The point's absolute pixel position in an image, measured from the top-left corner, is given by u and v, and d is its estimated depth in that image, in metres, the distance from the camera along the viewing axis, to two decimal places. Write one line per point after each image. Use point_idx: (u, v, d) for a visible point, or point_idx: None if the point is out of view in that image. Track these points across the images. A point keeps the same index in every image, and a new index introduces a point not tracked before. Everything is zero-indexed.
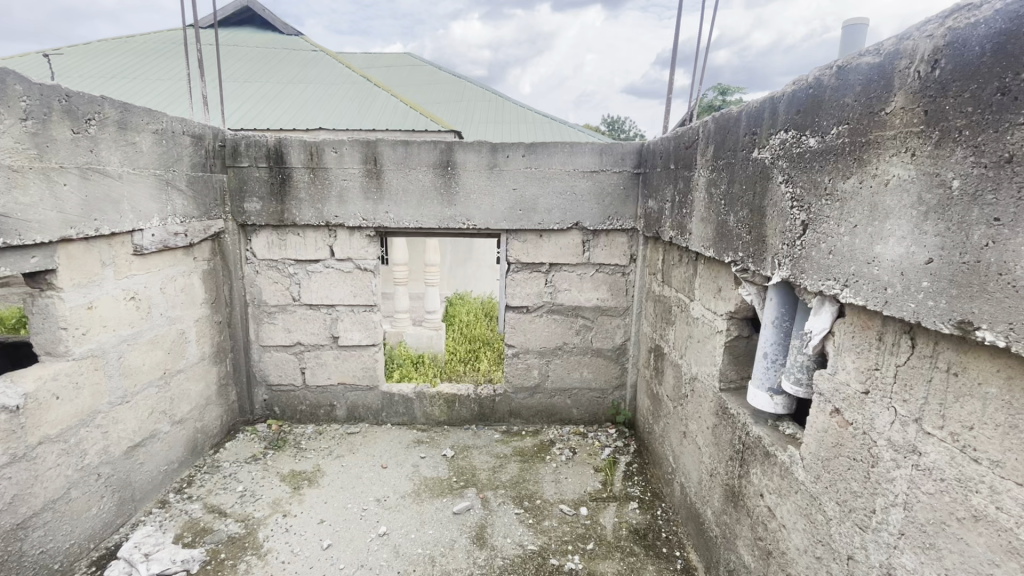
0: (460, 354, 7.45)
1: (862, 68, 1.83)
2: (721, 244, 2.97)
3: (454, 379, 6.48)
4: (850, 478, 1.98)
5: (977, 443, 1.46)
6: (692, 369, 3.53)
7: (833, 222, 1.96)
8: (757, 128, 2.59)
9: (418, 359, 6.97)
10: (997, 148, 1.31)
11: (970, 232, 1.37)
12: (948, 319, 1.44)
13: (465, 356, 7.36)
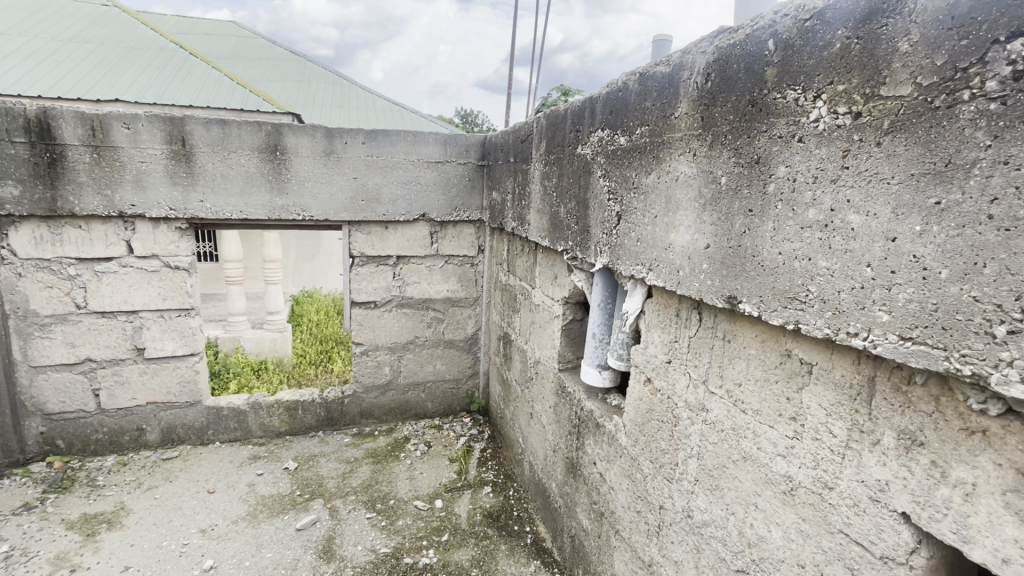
0: (310, 356, 6.88)
1: (656, 76, 2.07)
2: (555, 234, 3.16)
3: (305, 383, 5.96)
4: (660, 438, 2.26)
5: (744, 396, 1.76)
6: (535, 353, 3.72)
7: (640, 213, 2.20)
8: (580, 126, 2.80)
9: (261, 366, 6.23)
10: (750, 150, 1.57)
11: (734, 221, 1.63)
12: (720, 294, 1.70)
13: (317, 358, 6.82)
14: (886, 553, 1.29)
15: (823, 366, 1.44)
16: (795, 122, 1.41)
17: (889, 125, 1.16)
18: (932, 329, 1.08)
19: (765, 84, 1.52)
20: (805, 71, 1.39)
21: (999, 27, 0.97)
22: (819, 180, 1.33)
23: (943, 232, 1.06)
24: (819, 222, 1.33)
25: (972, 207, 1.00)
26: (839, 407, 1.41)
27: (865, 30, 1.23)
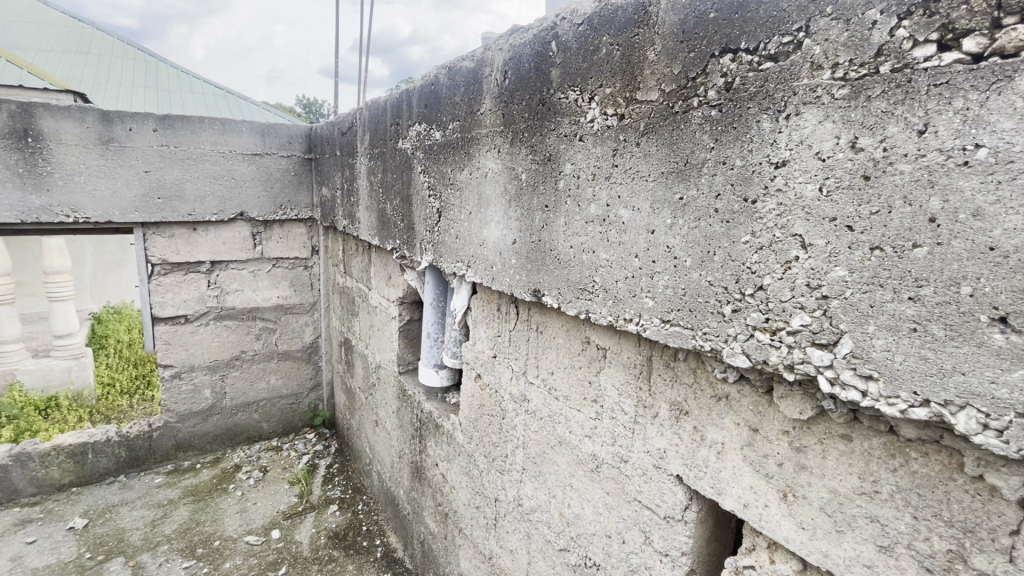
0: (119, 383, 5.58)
1: (463, 71, 2.07)
2: (384, 232, 3.02)
3: (117, 421, 4.87)
4: (491, 432, 2.29)
5: (555, 384, 1.85)
6: (376, 357, 3.54)
7: (457, 209, 2.18)
8: (399, 119, 2.71)
9: (50, 402, 4.84)
10: (543, 148, 1.64)
11: (534, 217, 1.69)
12: (527, 287, 1.75)
13: (129, 387, 5.57)
14: (668, 513, 1.44)
15: (614, 350, 1.56)
16: (576, 122, 1.50)
17: (644, 127, 1.27)
18: (682, 312, 1.20)
19: (551, 84, 1.59)
20: (581, 74, 1.47)
21: (714, 42, 1.10)
22: (598, 177, 1.43)
23: (686, 225, 1.18)
24: (599, 217, 1.43)
25: (704, 202, 1.13)
26: (627, 386, 1.53)
27: (622, 38, 1.33)
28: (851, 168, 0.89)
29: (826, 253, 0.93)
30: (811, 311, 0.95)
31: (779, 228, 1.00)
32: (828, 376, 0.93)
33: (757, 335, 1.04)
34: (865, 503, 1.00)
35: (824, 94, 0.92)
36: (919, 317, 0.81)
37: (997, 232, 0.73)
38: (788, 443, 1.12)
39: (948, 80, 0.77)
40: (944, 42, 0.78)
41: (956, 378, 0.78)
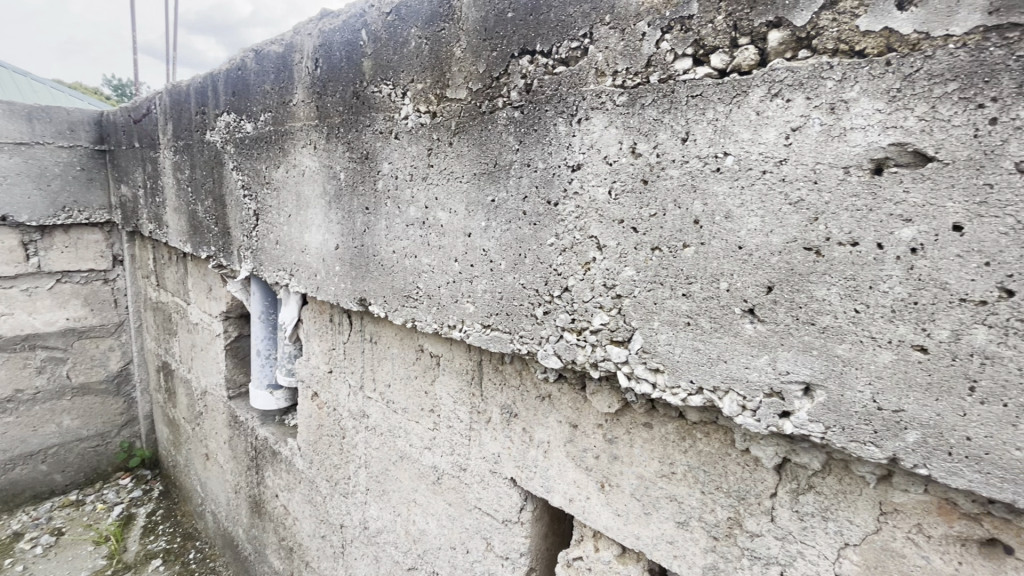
0: None
1: (272, 56, 1.84)
2: (196, 238, 2.61)
3: None
4: (332, 453, 2.11)
5: (393, 396, 1.74)
6: (200, 382, 3.06)
7: (274, 211, 1.95)
8: (205, 107, 2.34)
9: None
10: (360, 145, 1.51)
11: (355, 219, 1.56)
12: (352, 297, 1.61)
13: None
14: (506, 516, 1.43)
15: (446, 357, 1.51)
16: (390, 119, 1.40)
17: (455, 126, 1.23)
18: (501, 316, 1.18)
19: (363, 76, 1.47)
20: (393, 67, 1.37)
21: (513, 42, 1.09)
22: (415, 177, 1.35)
23: (498, 228, 1.16)
24: (418, 219, 1.35)
25: (513, 204, 1.12)
26: (461, 393, 1.49)
27: (429, 32, 1.26)
28: (633, 172, 0.93)
29: (617, 254, 0.96)
30: (608, 310, 0.99)
31: (578, 230, 1.02)
32: (625, 371, 0.97)
33: (566, 335, 1.06)
34: (666, 484, 1.07)
35: (607, 100, 0.95)
36: (691, 312, 0.88)
37: (743, 232, 0.81)
38: (602, 435, 1.17)
39: (702, 92, 0.83)
40: (698, 57, 0.84)
41: (721, 366, 0.85)
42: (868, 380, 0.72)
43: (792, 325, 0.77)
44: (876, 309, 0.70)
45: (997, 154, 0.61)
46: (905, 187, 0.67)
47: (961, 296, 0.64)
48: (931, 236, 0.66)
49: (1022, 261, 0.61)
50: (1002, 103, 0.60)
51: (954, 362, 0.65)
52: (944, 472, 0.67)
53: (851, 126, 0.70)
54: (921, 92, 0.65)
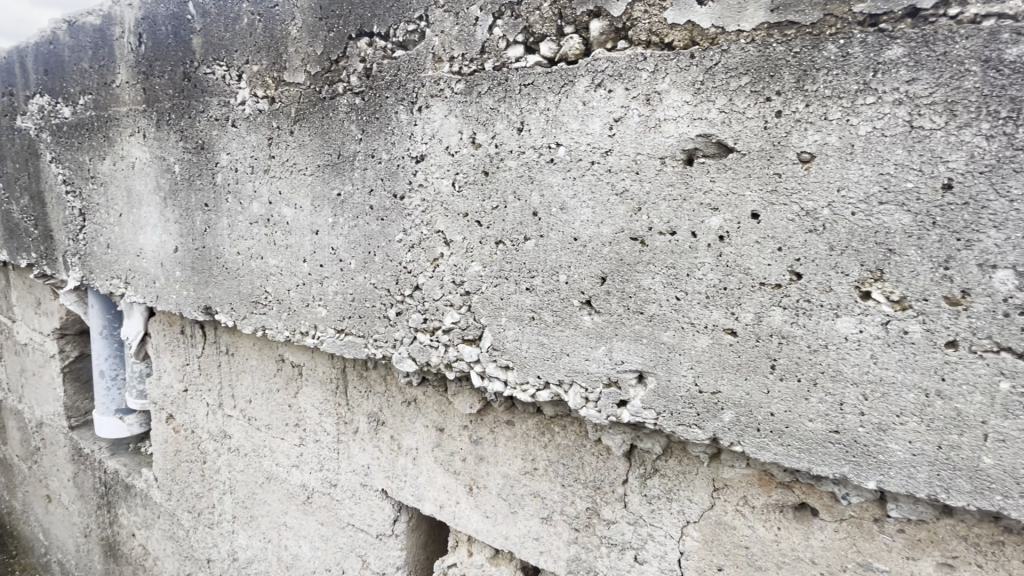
0: None
1: (88, 29, 1.58)
2: (13, 244, 2.19)
3: None
4: (192, 481, 1.88)
5: (255, 412, 1.58)
6: (33, 412, 2.60)
7: (103, 210, 1.68)
8: (12, 87, 1.97)
9: None
10: (194, 134, 1.33)
11: (194, 218, 1.38)
12: (197, 305, 1.43)
13: None
14: (379, 531, 1.35)
15: (308, 367, 1.39)
16: (226, 104, 1.25)
17: (295, 113, 1.12)
18: (353, 320, 1.09)
19: (194, 56, 1.30)
20: (225, 45, 1.22)
21: (349, 23, 1.01)
22: (256, 170, 1.21)
23: (345, 224, 1.07)
24: (262, 217, 1.22)
25: (359, 198, 1.04)
26: (326, 404, 1.38)
27: (262, 8, 1.14)
28: (473, 164, 0.89)
29: (463, 249, 0.92)
30: (458, 308, 0.94)
31: (425, 225, 0.96)
32: (477, 370, 0.94)
33: (419, 336, 1.00)
34: (529, 481, 1.06)
35: (445, 88, 0.90)
36: (535, 306, 0.86)
37: (576, 223, 0.80)
38: (468, 437, 1.13)
39: (533, 81, 0.81)
40: (528, 45, 0.82)
41: (563, 360, 0.84)
42: (690, 365, 0.74)
43: (624, 315, 0.78)
44: (693, 295, 0.73)
45: (783, 145, 0.65)
46: (712, 177, 0.69)
47: (760, 280, 0.68)
48: (734, 224, 0.69)
49: (806, 246, 0.65)
50: (784, 96, 0.64)
51: (758, 342, 0.69)
52: (754, 448, 0.71)
53: (665, 117, 0.71)
54: (721, 85, 0.67)
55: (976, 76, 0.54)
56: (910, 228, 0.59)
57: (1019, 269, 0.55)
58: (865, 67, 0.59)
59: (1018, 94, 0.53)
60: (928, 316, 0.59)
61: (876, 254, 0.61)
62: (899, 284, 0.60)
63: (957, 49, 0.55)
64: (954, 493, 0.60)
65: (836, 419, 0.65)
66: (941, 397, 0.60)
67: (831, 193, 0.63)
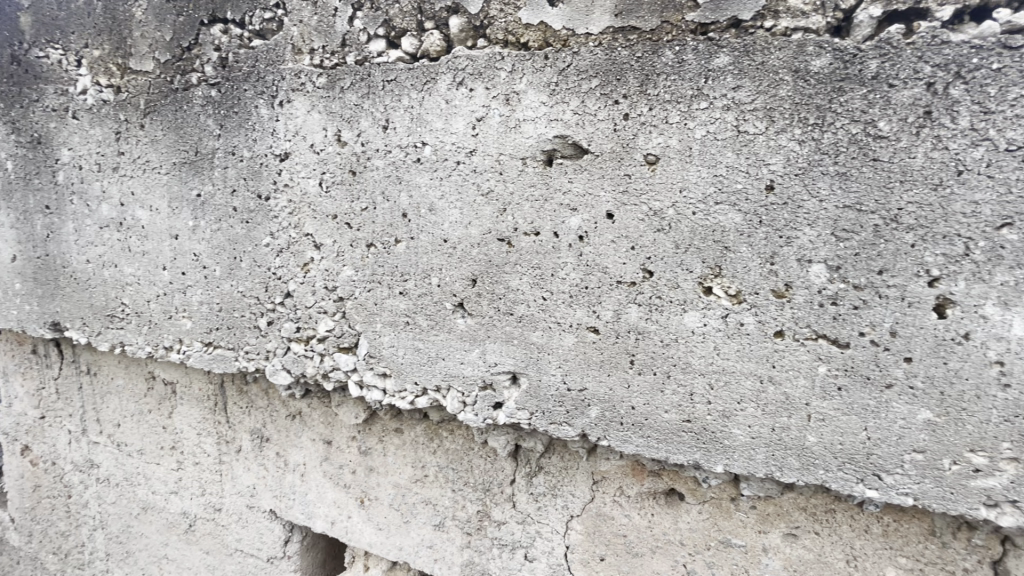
0: None
1: None
2: None
3: None
4: (55, 519, 1.66)
5: (125, 437, 1.42)
6: None
7: None
8: None
9: None
10: (27, 126, 1.16)
11: (34, 222, 1.20)
12: (42, 322, 1.25)
13: None
14: (270, 554, 1.26)
15: (183, 384, 1.27)
16: (64, 92, 1.10)
17: (145, 105, 1.00)
18: (222, 331, 1.01)
19: (23, 36, 1.13)
20: (60, 26, 1.08)
21: (201, 8, 0.92)
22: (103, 168, 1.08)
23: (208, 227, 0.98)
24: (114, 220, 1.09)
25: (221, 199, 0.96)
26: (205, 423, 1.27)
27: None
28: (340, 163, 0.85)
29: (334, 253, 0.88)
30: (332, 315, 0.90)
31: (293, 228, 0.90)
32: (355, 380, 0.90)
33: (293, 346, 0.94)
34: (420, 489, 1.03)
35: (307, 81, 0.85)
36: (408, 311, 0.83)
37: (445, 225, 0.79)
38: (356, 448, 1.08)
39: (395, 77, 0.78)
40: (390, 39, 0.78)
41: (439, 364, 0.82)
42: (558, 364, 0.75)
43: (495, 317, 0.77)
44: (558, 295, 0.73)
45: (631, 147, 0.67)
46: (569, 178, 0.70)
47: (617, 279, 0.70)
48: (591, 224, 0.70)
49: (655, 245, 0.67)
50: (630, 100, 0.66)
51: (617, 339, 0.71)
52: (618, 441, 0.73)
53: (523, 118, 0.71)
54: (573, 87, 0.68)
55: (788, 85, 0.59)
56: (741, 226, 0.63)
57: (829, 263, 0.60)
58: (697, 74, 0.62)
59: (822, 103, 0.58)
60: (759, 308, 0.63)
61: (715, 252, 0.64)
62: (735, 280, 0.64)
63: (773, 59, 0.59)
64: (787, 471, 0.65)
65: (688, 409, 0.68)
66: (772, 383, 0.64)
67: (674, 193, 0.65)
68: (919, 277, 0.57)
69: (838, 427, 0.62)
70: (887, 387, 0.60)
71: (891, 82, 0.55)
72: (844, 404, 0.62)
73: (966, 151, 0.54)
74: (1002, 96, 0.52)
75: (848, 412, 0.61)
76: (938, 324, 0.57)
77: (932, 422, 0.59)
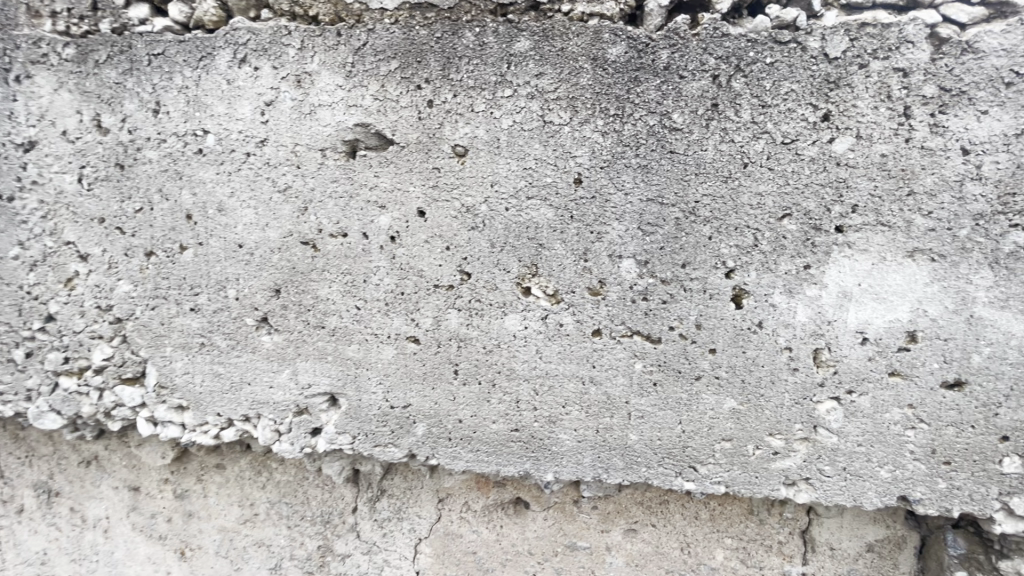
0: None
1: None
2: None
3: None
4: None
5: None
6: None
7: None
8: None
9: None
10: None
11: None
12: None
13: None
14: None
15: None
16: None
17: None
18: None
19: None
20: None
21: None
22: None
23: None
24: None
25: None
26: None
27: None
28: (103, 154, 0.69)
29: (106, 264, 0.72)
30: (110, 340, 0.73)
31: (48, 235, 0.72)
32: (144, 416, 0.74)
33: (63, 382, 0.75)
34: (250, 531, 0.90)
35: (49, 52, 0.68)
36: (203, 330, 0.70)
37: (239, 227, 0.67)
38: (171, 492, 0.92)
39: (163, 51, 0.65)
40: (157, 6, 0.67)
41: (245, 390, 0.71)
42: (378, 380, 0.67)
43: (304, 332, 0.68)
44: (372, 303, 0.65)
45: (438, 138, 0.60)
46: (375, 172, 0.62)
47: (434, 282, 0.64)
48: (402, 223, 0.63)
49: (471, 244, 0.62)
50: (432, 85, 0.59)
51: (438, 348, 0.65)
52: (448, 459, 0.67)
53: (318, 103, 0.62)
54: (371, 69, 0.60)
55: (588, 73, 0.56)
56: (554, 222, 0.60)
57: (638, 258, 0.59)
58: (500, 59, 0.58)
59: (621, 93, 0.56)
60: (577, 307, 0.61)
61: (530, 249, 0.61)
62: (552, 278, 0.61)
63: (572, 46, 0.56)
64: (613, 472, 0.64)
65: (515, 418, 0.64)
66: (593, 383, 0.62)
67: (485, 188, 0.60)
68: (717, 269, 0.58)
69: (656, 423, 0.62)
70: (697, 379, 0.60)
71: (681, 73, 0.55)
72: (660, 399, 0.61)
73: (749, 143, 0.55)
74: (776, 89, 0.53)
75: (663, 407, 0.61)
76: (736, 313, 0.58)
77: (736, 410, 0.60)
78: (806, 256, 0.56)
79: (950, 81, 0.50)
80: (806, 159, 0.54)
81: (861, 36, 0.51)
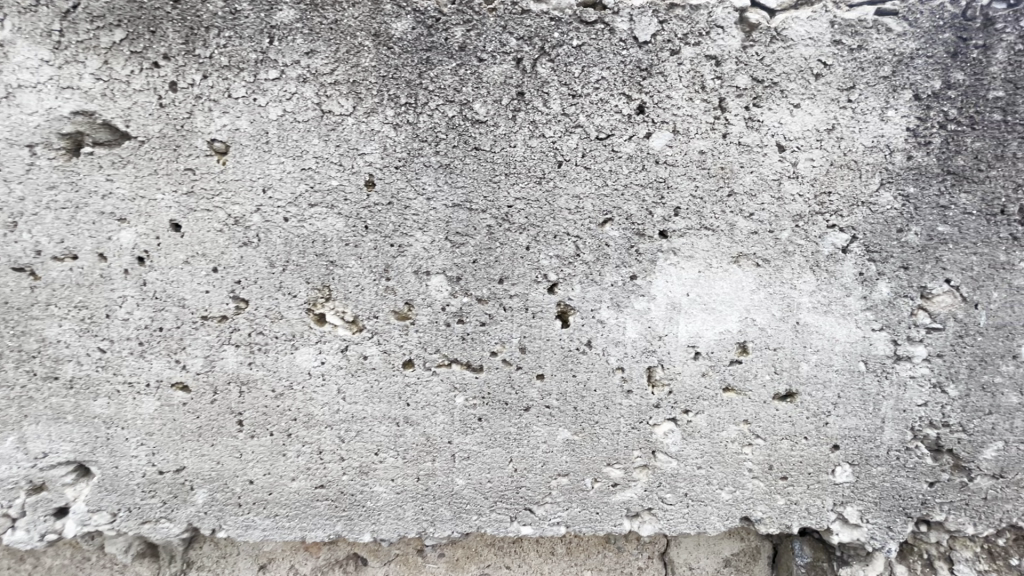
0: None
1: None
2: None
3: None
4: None
5: None
6: None
7: None
8: None
9: None
10: None
11: None
12: None
13: None
14: None
15: None
16: None
17: None
18: None
19: None
20: None
21: None
22: None
23: None
24: None
25: None
26: None
27: None
28: None
29: None
30: None
31: None
32: None
33: None
34: None
35: None
36: None
37: None
38: None
39: None
40: None
41: None
42: (139, 440, 0.53)
43: (29, 386, 0.51)
44: (121, 344, 0.51)
45: (188, 130, 0.47)
46: (107, 175, 0.48)
47: (201, 314, 0.50)
48: (151, 240, 0.49)
49: (244, 264, 0.50)
50: (174, 62, 0.46)
51: (215, 397, 0.52)
52: (239, 529, 0.54)
53: (16, 83, 0.46)
54: (85, 39, 0.45)
55: (370, 52, 0.46)
56: (344, 234, 0.49)
57: (449, 274, 0.50)
58: (258, 31, 0.45)
59: (411, 77, 0.46)
60: (382, 336, 0.51)
61: (319, 268, 0.50)
62: (348, 303, 0.50)
63: (346, 18, 0.45)
64: (440, 524, 0.55)
65: (318, 473, 0.53)
66: (408, 425, 0.52)
67: (255, 194, 0.48)
68: (539, 283, 0.50)
69: (484, 463, 0.53)
70: (526, 410, 0.52)
71: (480, 55, 0.46)
72: (486, 436, 0.53)
73: (562, 138, 0.47)
74: (586, 77, 0.46)
75: (490, 444, 0.53)
76: (562, 333, 0.51)
77: (571, 441, 0.53)
78: (631, 266, 0.50)
79: (762, 71, 0.46)
80: (623, 156, 0.48)
81: (670, 18, 0.45)
